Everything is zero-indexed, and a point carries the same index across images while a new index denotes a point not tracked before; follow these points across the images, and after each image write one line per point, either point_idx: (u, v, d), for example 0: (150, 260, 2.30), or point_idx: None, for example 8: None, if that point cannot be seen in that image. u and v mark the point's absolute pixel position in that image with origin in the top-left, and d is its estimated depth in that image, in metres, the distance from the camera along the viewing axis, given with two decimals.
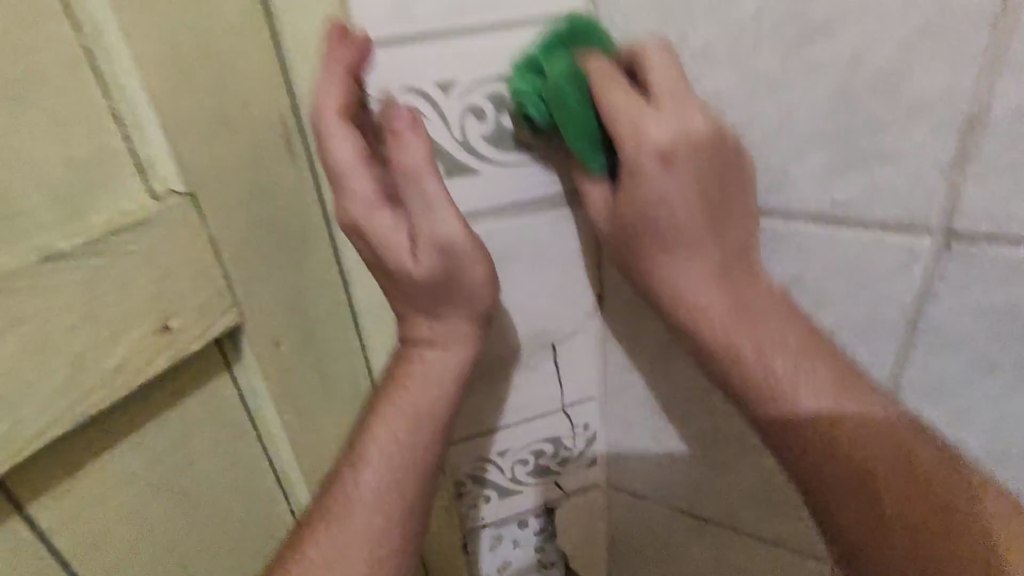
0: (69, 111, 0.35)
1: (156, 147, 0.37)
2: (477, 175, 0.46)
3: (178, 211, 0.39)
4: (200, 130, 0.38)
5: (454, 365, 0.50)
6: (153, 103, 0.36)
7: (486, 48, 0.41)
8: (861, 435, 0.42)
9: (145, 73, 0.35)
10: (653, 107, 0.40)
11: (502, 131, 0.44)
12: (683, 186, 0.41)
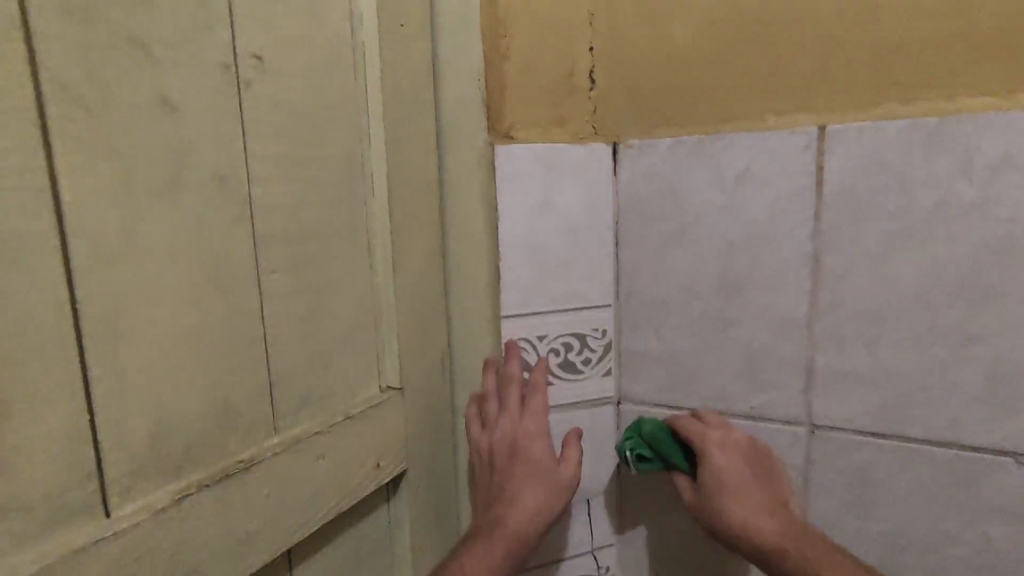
0: (357, 331, 0.62)
1: (336, 321, 0.59)
2: (551, 386, 0.72)
3: (330, 358, 0.59)
4: (346, 313, 0.60)
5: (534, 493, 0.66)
6: (326, 296, 0.58)
7: (584, 321, 0.71)
8: (798, 528, 0.60)
9: (317, 267, 0.56)
10: (715, 425, 0.65)
11: (570, 361, 0.71)
12: (731, 457, 0.63)
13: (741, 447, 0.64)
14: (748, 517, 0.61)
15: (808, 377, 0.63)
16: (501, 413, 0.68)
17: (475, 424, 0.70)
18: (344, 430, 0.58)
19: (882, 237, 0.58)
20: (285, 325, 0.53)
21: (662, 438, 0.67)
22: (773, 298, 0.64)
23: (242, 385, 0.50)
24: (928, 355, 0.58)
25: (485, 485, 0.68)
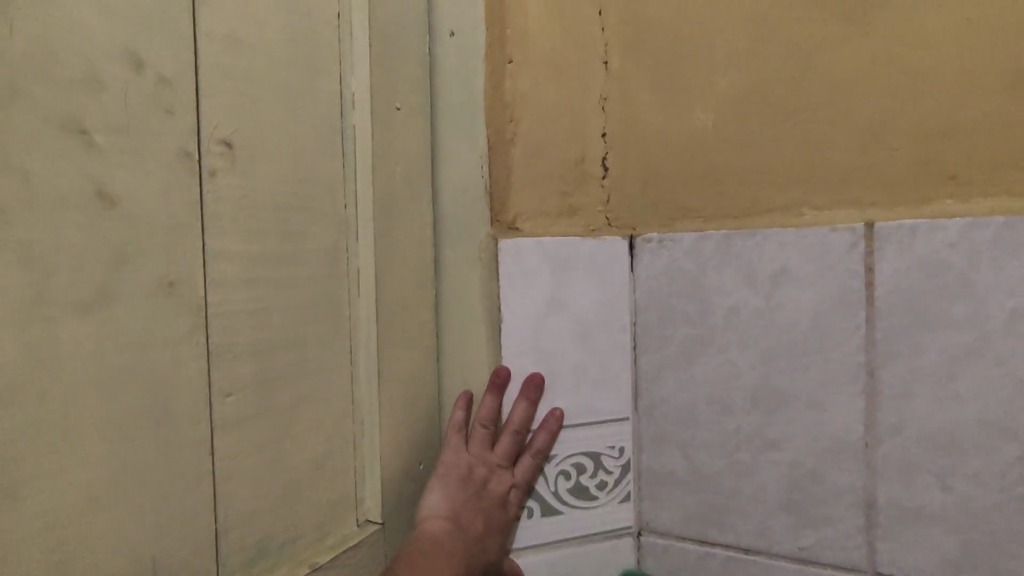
0: (332, 455, 0.52)
1: (309, 445, 0.49)
2: (561, 516, 0.61)
3: (298, 490, 0.48)
4: (320, 434, 0.50)
5: (470, 517, 0.56)
6: (296, 416, 0.48)
7: (598, 439, 0.61)
8: None
9: (287, 382, 0.47)
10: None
11: (582, 485, 0.61)
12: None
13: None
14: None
15: (868, 515, 0.53)
16: (492, 450, 0.58)
17: (427, 493, 0.57)
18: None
19: (947, 351, 0.50)
20: (243, 455, 0.44)
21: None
22: (820, 417, 0.55)
23: (181, 539, 0.39)
24: (1016, 494, 0.48)
25: (470, 515, 0.56)
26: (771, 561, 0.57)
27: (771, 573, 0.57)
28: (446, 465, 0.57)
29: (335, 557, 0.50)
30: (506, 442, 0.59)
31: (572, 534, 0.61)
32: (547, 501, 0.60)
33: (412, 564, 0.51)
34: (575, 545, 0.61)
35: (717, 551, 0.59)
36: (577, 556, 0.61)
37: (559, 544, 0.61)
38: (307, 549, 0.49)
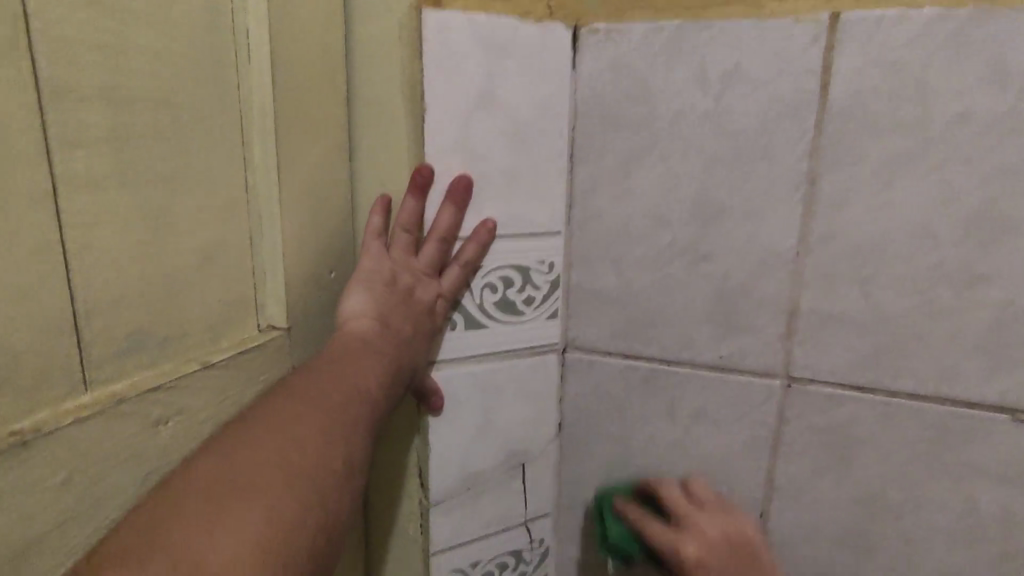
0: (223, 250, 0.45)
1: (192, 232, 0.42)
2: (486, 331, 0.58)
3: (181, 281, 0.41)
4: (205, 221, 0.43)
5: (398, 319, 0.51)
6: (176, 194, 0.40)
7: (527, 253, 0.57)
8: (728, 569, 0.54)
9: (158, 151, 0.39)
10: (699, 506, 0.56)
11: (508, 300, 0.58)
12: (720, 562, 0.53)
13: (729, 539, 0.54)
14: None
15: (788, 323, 0.54)
16: (418, 254, 0.53)
17: (346, 299, 0.51)
18: (199, 381, 0.43)
19: (890, 158, 0.48)
20: (106, 229, 0.36)
21: (619, 528, 0.61)
22: (755, 228, 0.53)
23: (22, 315, 0.32)
24: (929, 299, 0.50)
25: (399, 318, 0.51)
26: (693, 370, 0.58)
27: (689, 383, 0.58)
28: (366, 268, 0.51)
29: (231, 358, 0.45)
30: (432, 247, 0.53)
31: (496, 349, 0.59)
32: (471, 315, 0.57)
33: (332, 358, 0.47)
34: (499, 360, 0.59)
35: (641, 365, 0.59)
36: (501, 371, 0.59)
37: (482, 359, 0.58)
38: (197, 347, 0.43)
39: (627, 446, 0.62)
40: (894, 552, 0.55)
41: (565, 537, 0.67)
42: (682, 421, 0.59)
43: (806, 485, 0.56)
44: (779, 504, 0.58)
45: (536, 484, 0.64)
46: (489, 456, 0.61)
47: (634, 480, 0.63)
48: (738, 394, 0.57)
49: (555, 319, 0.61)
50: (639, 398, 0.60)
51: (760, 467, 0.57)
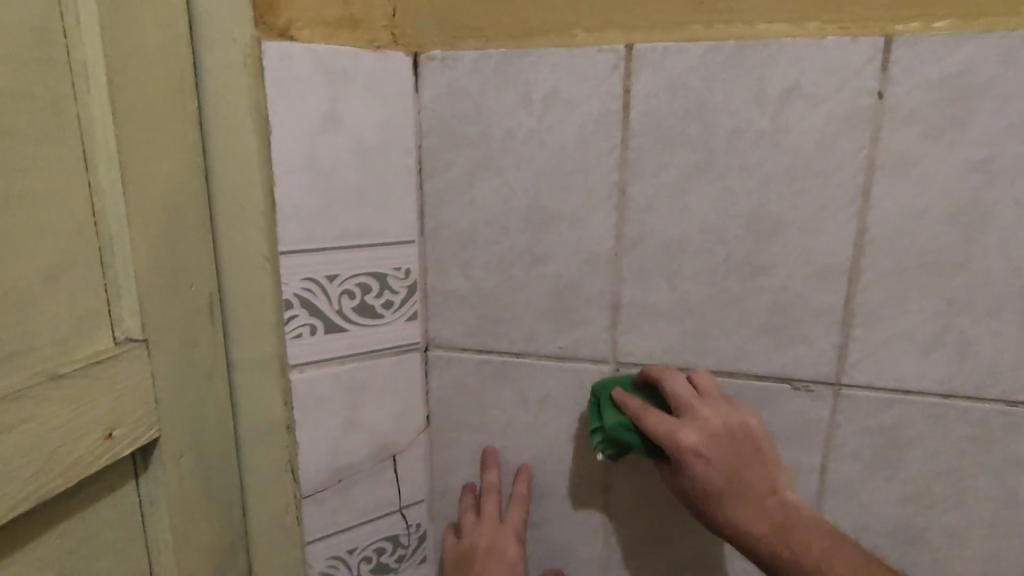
0: (70, 267, 0.47)
1: (31, 250, 0.45)
2: (349, 334, 0.63)
3: (22, 297, 0.44)
4: (47, 240, 0.46)
5: None
6: (11, 216, 0.43)
7: (383, 261, 0.63)
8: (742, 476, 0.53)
9: None
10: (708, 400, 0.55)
11: (367, 305, 0.63)
12: (716, 464, 0.52)
13: (722, 442, 0.53)
14: (694, 425, 0.53)
15: (613, 314, 0.61)
16: None
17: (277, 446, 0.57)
18: (48, 392, 0.45)
19: (682, 168, 0.56)
20: None
21: (628, 432, 0.57)
22: (579, 231, 0.61)
23: None
24: (722, 287, 0.58)
25: None
26: (537, 362, 0.65)
27: (535, 371, 0.65)
28: None
29: (84, 369, 0.47)
30: None
31: (359, 351, 0.64)
32: (331, 320, 0.62)
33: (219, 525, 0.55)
34: (362, 360, 0.64)
35: (494, 359, 0.66)
36: (366, 370, 0.64)
37: (347, 359, 0.63)
38: (43, 359, 0.46)
39: (488, 432, 0.68)
40: None
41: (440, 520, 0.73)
42: (532, 406, 0.66)
43: (637, 458, 0.65)
44: (618, 474, 0.65)
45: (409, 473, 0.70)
46: (360, 449, 0.66)
47: (496, 463, 0.69)
48: (576, 379, 0.64)
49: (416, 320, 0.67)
50: (494, 387, 0.67)
51: (599, 442, 0.65)
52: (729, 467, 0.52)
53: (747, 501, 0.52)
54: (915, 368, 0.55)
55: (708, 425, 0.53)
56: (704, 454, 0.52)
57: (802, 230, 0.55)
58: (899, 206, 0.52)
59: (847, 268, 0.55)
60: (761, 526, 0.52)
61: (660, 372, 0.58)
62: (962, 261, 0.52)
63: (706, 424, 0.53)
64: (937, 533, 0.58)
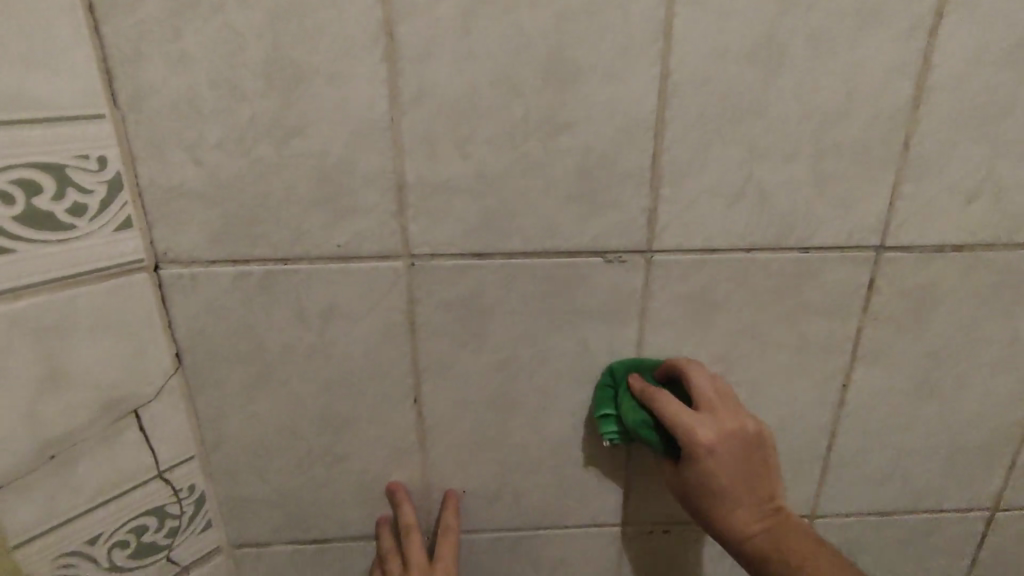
0: None
1: None
2: (17, 256, 0.43)
3: None
4: None
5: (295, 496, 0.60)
6: None
7: (55, 146, 0.43)
8: (777, 524, 0.52)
9: None
10: (703, 405, 0.52)
11: (39, 212, 0.44)
12: (726, 461, 0.50)
13: (741, 456, 0.51)
14: (710, 425, 0.51)
15: (399, 198, 0.50)
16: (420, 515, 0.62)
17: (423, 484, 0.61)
18: None
19: (461, 0, 0.44)
20: None
21: (638, 414, 0.53)
22: (341, 92, 0.47)
23: None
24: (521, 153, 0.49)
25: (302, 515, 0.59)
26: (311, 267, 0.52)
27: (311, 280, 0.52)
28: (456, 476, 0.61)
29: None
30: (370, 466, 0.60)
31: (41, 279, 0.45)
32: None
33: None
34: (51, 292, 0.45)
35: (254, 271, 0.51)
36: (60, 305, 0.46)
37: (20, 293, 0.44)
38: None
39: (265, 362, 0.55)
40: (535, 404, 0.58)
41: (222, 477, 0.59)
42: (314, 324, 0.54)
43: (447, 366, 0.56)
44: (428, 386, 0.57)
45: (167, 428, 0.55)
46: (76, 412, 0.48)
47: (281, 398, 0.56)
48: (363, 283, 0.52)
49: (133, 231, 0.49)
50: (260, 306, 0.53)
51: (402, 354, 0.55)
52: (745, 451, 0.51)
53: (751, 507, 0.51)
54: (721, 225, 0.52)
55: (722, 424, 0.51)
56: (718, 453, 0.50)
57: (604, 76, 0.47)
58: (702, 42, 0.46)
59: (653, 119, 0.48)
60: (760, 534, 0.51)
61: (685, 364, 0.54)
62: (761, 103, 0.48)
63: (718, 418, 0.51)
64: (743, 387, 0.59)
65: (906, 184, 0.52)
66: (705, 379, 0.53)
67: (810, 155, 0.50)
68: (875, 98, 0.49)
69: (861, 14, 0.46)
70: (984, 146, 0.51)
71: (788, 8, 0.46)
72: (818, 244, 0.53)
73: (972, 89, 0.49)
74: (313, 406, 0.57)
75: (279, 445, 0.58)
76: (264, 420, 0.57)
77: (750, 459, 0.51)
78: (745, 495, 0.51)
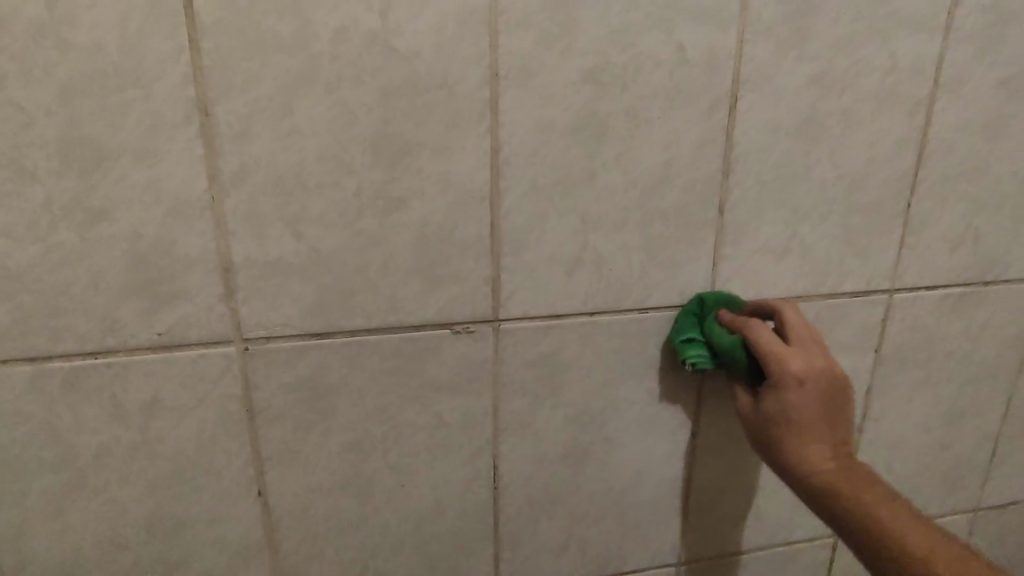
0: None
1: None
2: None
3: None
4: None
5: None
6: None
7: None
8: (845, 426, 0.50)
9: None
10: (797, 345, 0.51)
11: None
12: (812, 398, 0.49)
13: (828, 389, 0.49)
14: (801, 356, 0.50)
15: (225, 280, 0.47)
16: None
17: None
18: None
19: (279, 79, 0.44)
20: None
21: (726, 337, 0.53)
22: (153, 173, 0.44)
23: None
24: (356, 229, 0.48)
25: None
26: (129, 358, 0.47)
27: (129, 373, 0.47)
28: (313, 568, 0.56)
29: None
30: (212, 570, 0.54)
31: None
32: None
33: None
34: None
35: (57, 367, 0.46)
36: None
37: None
38: None
39: (77, 467, 0.49)
40: (393, 482, 0.56)
41: None
42: (135, 420, 0.49)
43: (293, 451, 0.52)
44: (272, 475, 0.53)
45: None
46: None
47: (99, 506, 0.50)
48: (189, 372, 0.48)
49: None
50: (67, 405, 0.47)
51: (241, 443, 0.51)
52: (829, 408, 0.49)
53: (826, 441, 0.49)
54: (563, 291, 0.54)
55: (812, 357, 0.50)
56: (807, 386, 0.49)
57: (435, 152, 0.48)
58: (526, 121, 0.49)
59: (486, 193, 0.50)
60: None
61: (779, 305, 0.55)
62: (588, 176, 0.51)
63: (829, 426, 0.49)
64: (600, 444, 0.60)
65: (726, 245, 0.57)
66: (797, 316, 0.53)
67: (638, 222, 0.54)
68: (689, 170, 0.53)
69: (667, 95, 0.51)
70: (785, 209, 0.57)
71: (602, 91, 0.49)
72: (655, 303, 0.56)
73: (769, 160, 0.55)
74: (139, 511, 0.51)
75: (100, 559, 0.51)
76: (81, 532, 0.50)
77: (841, 387, 0.50)
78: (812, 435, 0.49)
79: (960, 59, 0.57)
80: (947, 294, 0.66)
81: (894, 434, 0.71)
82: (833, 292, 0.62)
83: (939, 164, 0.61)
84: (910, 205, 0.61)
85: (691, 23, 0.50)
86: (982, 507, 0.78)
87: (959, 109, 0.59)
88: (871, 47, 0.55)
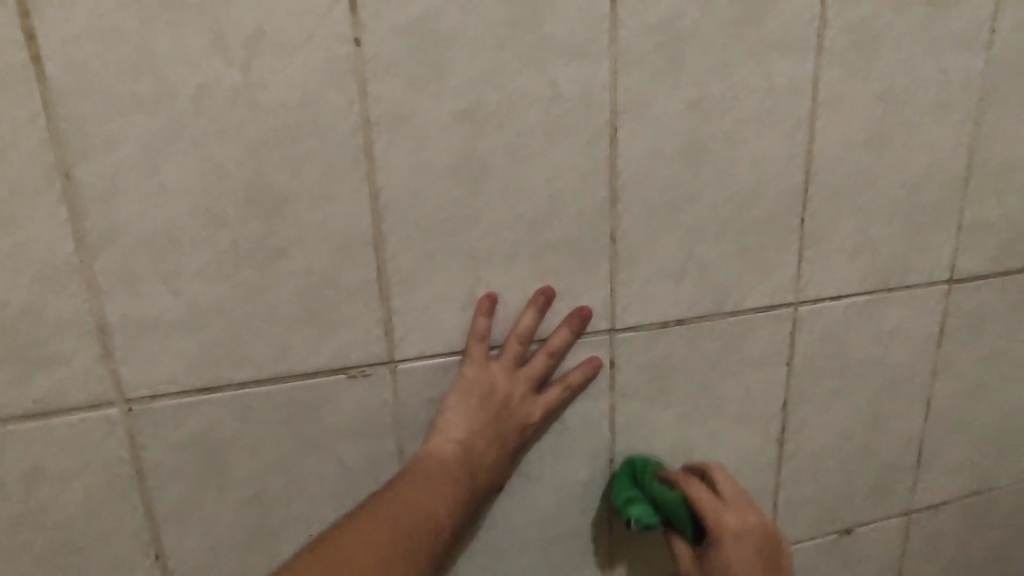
0: None
1: None
2: None
3: None
4: None
5: None
6: None
7: None
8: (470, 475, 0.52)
9: None
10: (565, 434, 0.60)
11: None
12: (456, 449, 0.52)
13: (462, 455, 0.52)
14: (736, 515, 0.56)
15: (102, 341, 0.46)
16: None
17: None
18: None
19: (141, 139, 0.44)
20: None
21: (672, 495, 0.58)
22: (16, 239, 0.43)
23: None
24: (236, 282, 0.48)
25: None
26: (4, 428, 0.46)
27: (6, 442, 0.46)
28: None
29: None
30: None
31: None
32: None
33: None
34: None
35: None
36: None
37: None
38: None
39: None
40: (300, 534, 0.55)
41: None
42: (16, 491, 0.47)
43: (190, 510, 0.51)
44: (169, 536, 0.51)
45: None
46: None
47: None
48: (71, 437, 0.47)
49: None
50: None
51: (133, 506, 0.50)
52: (442, 470, 0.51)
53: (456, 468, 0.52)
54: (458, 328, 0.54)
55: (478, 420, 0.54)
56: (469, 442, 0.53)
57: (311, 200, 0.48)
58: (403, 164, 0.49)
59: (369, 237, 0.50)
60: (486, 444, 0.54)
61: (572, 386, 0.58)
62: (472, 214, 0.52)
63: (451, 472, 0.52)
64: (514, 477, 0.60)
65: (621, 271, 0.57)
66: (733, 487, 0.58)
67: (528, 255, 0.54)
68: (576, 202, 0.54)
69: (545, 131, 0.52)
70: (678, 233, 0.58)
71: (478, 130, 0.50)
72: (548, 327, 0.57)
73: (656, 187, 0.56)
74: None
75: None
76: None
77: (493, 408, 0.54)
78: (437, 479, 0.51)
79: (835, 77, 0.60)
80: (852, 303, 0.67)
81: (816, 444, 0.71)
82: (736, 309, 0.63)
83: (828, 181, 0.62)
84: (805, 219, 0.63)
85: (561, 60, 0.51)
86: (915, 509, 0.79)
87: (840, 126, 0.61)
88: (746, 72, 0.56)
